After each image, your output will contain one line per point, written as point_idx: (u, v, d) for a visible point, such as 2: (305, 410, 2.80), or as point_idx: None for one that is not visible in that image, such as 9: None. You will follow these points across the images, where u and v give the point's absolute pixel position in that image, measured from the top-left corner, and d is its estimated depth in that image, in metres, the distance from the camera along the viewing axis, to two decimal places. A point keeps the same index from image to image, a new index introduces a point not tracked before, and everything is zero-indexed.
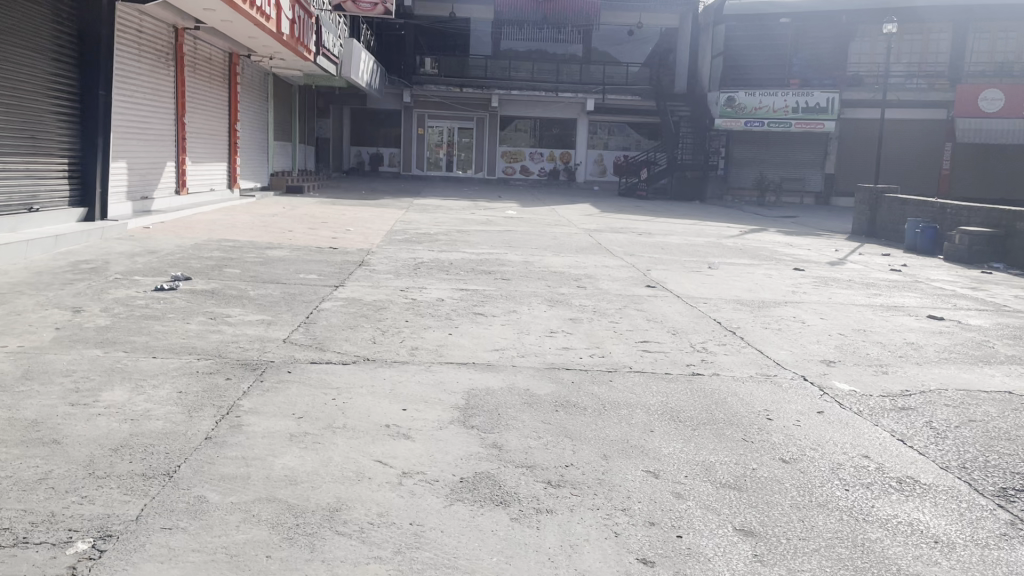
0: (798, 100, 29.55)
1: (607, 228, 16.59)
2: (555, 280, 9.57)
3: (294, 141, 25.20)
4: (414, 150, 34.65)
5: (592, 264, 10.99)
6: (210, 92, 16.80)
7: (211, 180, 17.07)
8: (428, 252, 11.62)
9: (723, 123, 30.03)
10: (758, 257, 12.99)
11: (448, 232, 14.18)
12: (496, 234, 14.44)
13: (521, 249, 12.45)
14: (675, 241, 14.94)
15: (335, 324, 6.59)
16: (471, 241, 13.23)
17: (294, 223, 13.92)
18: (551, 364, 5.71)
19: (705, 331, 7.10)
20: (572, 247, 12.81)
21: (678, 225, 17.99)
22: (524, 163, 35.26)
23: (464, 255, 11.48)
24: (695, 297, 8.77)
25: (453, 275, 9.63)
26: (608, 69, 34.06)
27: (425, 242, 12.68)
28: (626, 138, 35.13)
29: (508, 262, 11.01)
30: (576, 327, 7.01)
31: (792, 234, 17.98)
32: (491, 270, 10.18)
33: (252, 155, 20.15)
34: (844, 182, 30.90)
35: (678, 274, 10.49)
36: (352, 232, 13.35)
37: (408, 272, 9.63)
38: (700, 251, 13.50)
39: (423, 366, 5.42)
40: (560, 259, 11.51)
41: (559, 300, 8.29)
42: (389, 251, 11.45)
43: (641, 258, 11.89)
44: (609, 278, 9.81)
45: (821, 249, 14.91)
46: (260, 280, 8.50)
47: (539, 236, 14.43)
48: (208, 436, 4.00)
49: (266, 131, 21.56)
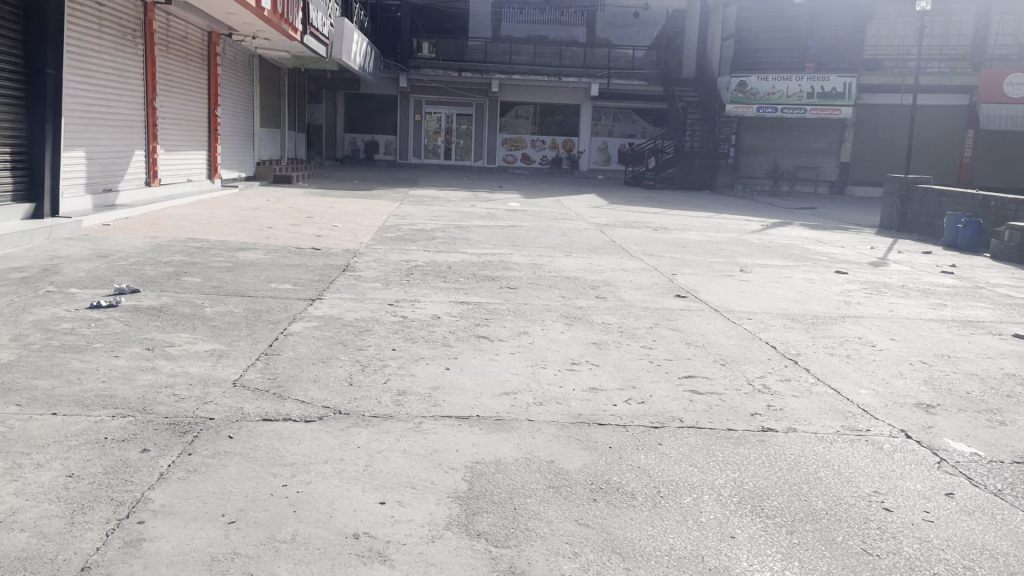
0: (813, 85, 28.09)
1: (618, 222, 15.29)
2: (568, 289, 8.26)
3: (283, 128, 23.80)
4: (411, 137, 33.25)
5: (609, 268, 9.67)
6: (187, 73, 15.42)
7: (189, 170, 15.74)
8: (422, 253, 10.31)
9: (734, 109, 28.67)
10: (790, 256, 11.67)
11: (445, 228, 12.86)
12: (498, 229, 13.13)
13: (527, 249, 11.14)
14: (693, 237, 13.63)
15: (303, 356, 5.27)
16: (471, 239, 11.92)
17: (275, 218, 12.58)
18: (579, 416, 4.38)
19: (761, 362, 5.77)
20: (582, 246, 11.51)
21: (694, 219, 16.68)
22: (526, 150, 33.86)
23: (463, 257, 10.17)
24: (735, 311, 7.45)
25: (450, 283, 8.31)
26: (614, 52, 32.50)
27: (419, 241, 11.36)
28: (631, 126, 33.74)
29: (513, 265, 9.70)
30: (603, 356, 5.67)
31: (818, 228, 16.64)
32: (494, 275, 8.89)
33: (235, 143, 18.80)
34: (860, 171, 29.56)
35: (708, 280, 9.19)
36: (340, 229, 12.03)
37: (398, 279, 8.32)
38: (725, 249, 12.19)
39: (410, 425, 4.08)
40: (571, 261, 10.22)
41: (577, 315, 6.96)
42: (379, 252, 10.14)
43: (662, 259, 10.59)
44: (630, 286, 8.51)
45: (855, 246, 13.58)
46: (223, 291, 7.18)
47: (546, 232, 13.11)
48: (86, 566, 2.69)
49: (251, 117, 20.17)
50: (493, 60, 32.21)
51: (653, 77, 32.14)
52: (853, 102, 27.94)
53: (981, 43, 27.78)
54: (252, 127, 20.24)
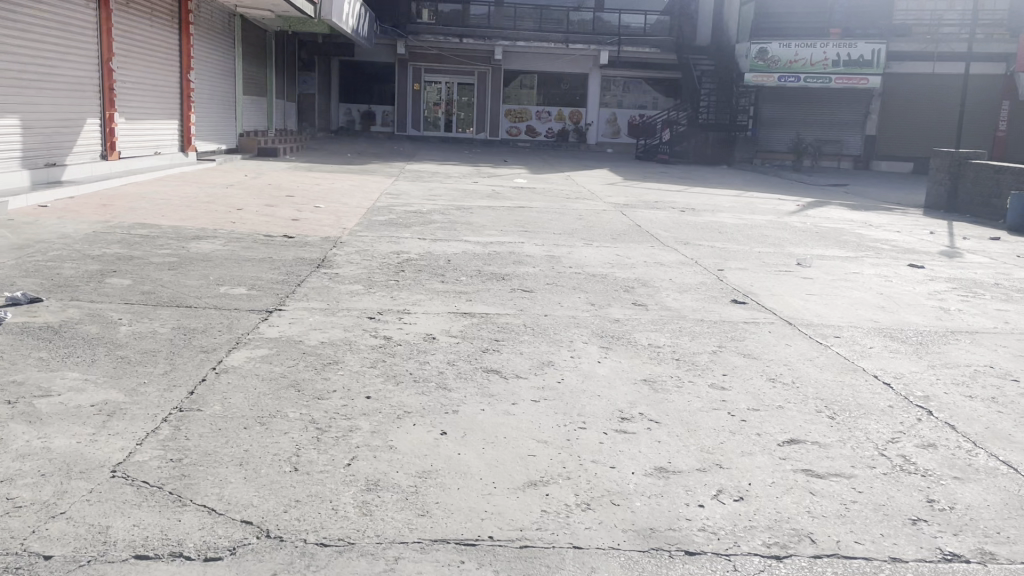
0: (839, 52, 26.17)
1: (638, 202, 13.64)
2: (597, 292, 6.62)
3: (271, 96, 22.03)
4: (409, 107, 31.42)
5: (639, 261, 8.06)
6: (153, 31, 13.69)
7: (156, 141, 14.03)
8: (417, 242, 8.68)
9: (754, 78, 26.78)
10: (847, 244, 10.05)
11: (444, 210, 11.23)
12: (504, 211, 11.49)
13: (540, 236, 9.49)
14: (726, 220, 11.96)
15: (235, 412, 3.63)
16: (475, 222, 10.30)
17: (248, 198, 10.94)
18: (652, 535, 2.75)
19: (881, 414, 4.12)
20: (604, 233, 9.87)
21: (719, 198, 15.06)
22: (531, 122, 31.99)
23: (468, 247, 8.53)
24: (813, 324, 5.82)
25: (450, 283, 6.69)
26: (624, 18, 30.56)
27: (415, 226, 9.73)
28: (642, 96, 31.89)
29: (526, 258, 8.08)
30: (664, 407, 4.03)
31: (860, 208, 15.00)
32: (504, 273, 7.27)
33: (213, 112, 17.06)
34: (887, 146, 27.68)
35: (763, 277, 7.58)
36: (321, 211, 10.39)
37: (385, 278, 6.70)
38: (769, 234, 10.56)
39: (379, 568, 2.45)
40: (593, 251, 8.62)
41: (616, 334, 5.33)
42: (366, 240, 8.51)
43: (700, 250, 8.96)
44: (673, 288, 6.88)
45: (913, 230, 11.94)
46: (156, 297, 5.56)
47: (560, 214, 11.47)
48: None
49: (232, 84, 18.43)
50: (496, 26, 30.32)
51: (666, 43, 30.23)
52: (882, 71, 26.04)
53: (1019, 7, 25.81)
54: (232, 95, 18.50)
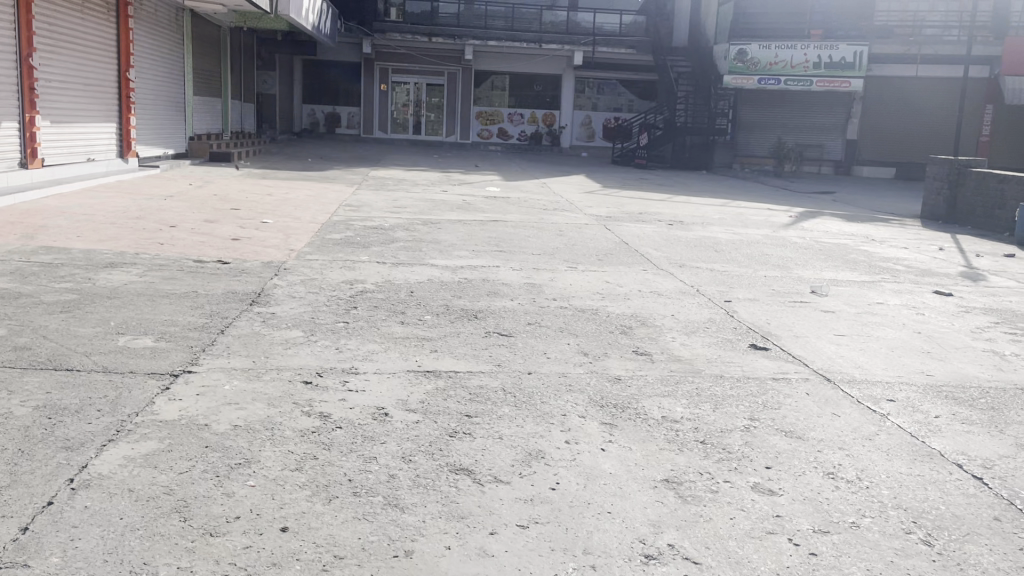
0: (820, 54, 25.29)
1: (620, 214, 12.59)
2: (588, 335, 5.49)
3: (226, 97, 20.69)
4: (376, 109, 30.15)
5: (633, 291, 6.97)
6: (85, 24, 12.37)
7: (88, 146, 12.68)
8: (376, 267, 7.51)
9: (733, 80, 25.88)
10: (857, 265, 9.05)
11: (409, 225, 10.07)
12: (476, 226, 10.35)
13: (517, 257, 8.37)
14: (719, 235, 10.93)
15: (77, 574, 2.43)
16: (444, 240, 9.16)
17: (186, 213, 9.70)
18: None
19: (994, 536, 3.02)
20: (588, 254, 8.79)
21: (705, 208, 14.11)
22: (503, 125, 30.83)
23: (436, 272, 7.38)
24: (855, 382, 4.76)
25: (413, 326, 5.54)
26: (599, 17, 29.50)
27: (375, 246, 8.56)
28: (617, 98, 30.90)
29: (501, 287, 6.95)
30: (701, 534, 2.89)
31: (854, 220, 14.09)
32: (476, 309, 6.12)
33: (157, 114, 15.72)
34: (869, 150, 26.93)
35: (778, 311, 6.53)
36: (268, 228, 9.19)
37: (333, 320, 5.53)
38: (770, 253, 9.54)
39: None
40: (578, 278, 7.52)
41: (621, 403, 4.19)
42: (315, 264, 7.33)
43: (698, 273, 7.91)
44: (678, 328, 5.78)
45: (920, 247, 10.99)
46: (29, 355, 4.35)
47: (538, 230, 10.35)
48: None
49: (180, 83, 17.10)
50: (466, 25, 29.13)
51: (643, 44, 29.26)
52: (864, 73, 25.19)
53: (1004, 9, 25.08)
54: (180, 96, 17.15)
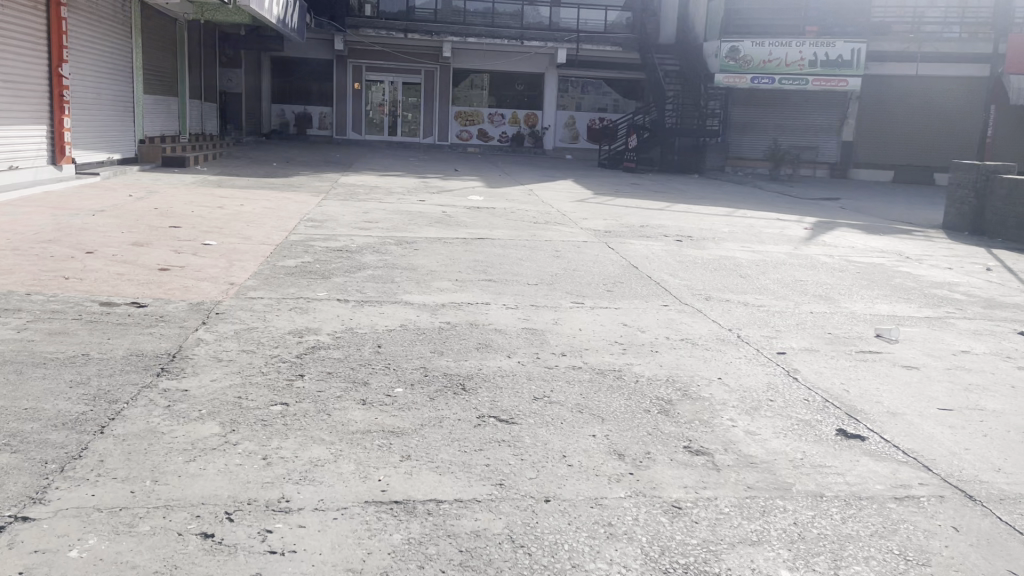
0: (817, 51, 23.99)
1: (619, 227, 11.19)
2: (619, 420, 4.01)
3: (183, 96, 19.04)
4: (349, 109, 28.53)
5: (660, 339, 5.54)
6: (6, 12, 10.76)
7: (10, 152, 11.03)
8: (335, 306, 6.02)
9: (725, 79, 24.58)
10: (912, 294, 7.67)
11: (380, 246, 8.58)
12: (459, 246, 8.89)
13: (510, 289, 6.92)
14: (736, 254, 9.56)
15: None
16: (421, 267, 7.69)
17: (113, 234, 8.14)
18: None
19: None
20: (593, 283, 7.34)
21: (709, 219, 12.77)
22: (483, 126, 29.34)
23: (411, 314, 5.90)
24: (1007, 499, 3.35)
25: (377, 407, 4.04)
26: (584, 13, 28.13)
27: (336, 276, 7.05)
28: (602, 98, 29.52)
29: (493, 335, 5.48)
30: None
31: (874, 232, 12.81)
32: (464, 373, 4.62)
33: (96, 115, 14.07)
34: (866, 152, 25.74)
35: (849, 368, 5.11)
36: (210, 252, 7.65)
37: (268, 401, 4.01)
38: (806, 278, 8.16)
39: None
40: (588, 318, 6.07)
41: (697, 566, 2.71)
42: (258, 306, 5.81)
43: (731, 312, 6.49)
44: (734, 403, 4.33)
45: (963, 266, 9.65)
46: None
47: (530, 250, 8.91)
48: None
49: (125, 81, 15.46)
50: (444, 21, 27.61)
51: (629, 41, 27.87)
52: (862, 72, 23.94)
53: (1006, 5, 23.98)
54: (126, 96, 15.51)
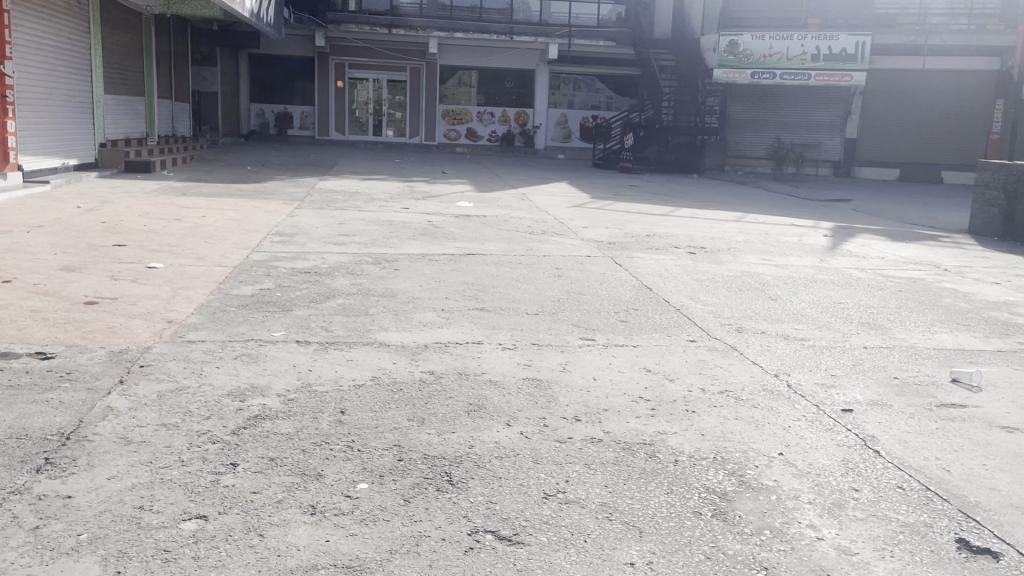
0: (819, 45, 22.97)
1: (623, 238, 10.13)
2: (663, 535, 2.92)
3: (151, 96, 17.86)
4: (332, 109, 27.36)
5: (695, 394, 4.46)
6: None
7: None
8: (294, 350, 4.92)
9: (724, 74, 23.52)
10: (973, 319, 6.64)
11: (355, 266, 7.49)
12: (446, 265, 7.81)
13: (506, 322, 5.85)
14: (758, 269, 8.52)
15: None
16: (400, 293, 6.60)
17: (42, 257, 7.02)
18: None
19: None
20: (602, 312, 6.26)
21: (718, 227, 11.74)
22: (471, 125, 28.19)
23: (387, 361, 4.80)
24: None
25: (332, 519, 2.93)
26: (575, 7, 27.05)
27: (298, 307, 5.94)
28: (595, 95, 28.47)
29: (486, 390, 4.38)
30: None
31: (900, 238, 11.78)
32: (450, 455, 3.52)
33: (45, 118, 12.89)
34: (870, 149, 24.78)
35: (940, 433, 4.04)
36: (153, 278, 6.55)
37: (181, 514, 2.91)
38: (846, 300, 7.12)
39: None
40: (603, 360, 4.99)
41: None
42: (195, 354, 4.70)
43: (770, 350, 5.42)
44: (811, 500, 3.24)
45: (1012, 280, 8.62)
46: None
47: (527, 268, 7.83)
48: None
49: (80, 81, 14.26)
50: (429, 15, 26.45)
51: (622, 36, 26.80)
52: (866, 67, 22.92)
53: None
54: (81, 97, 14.31)
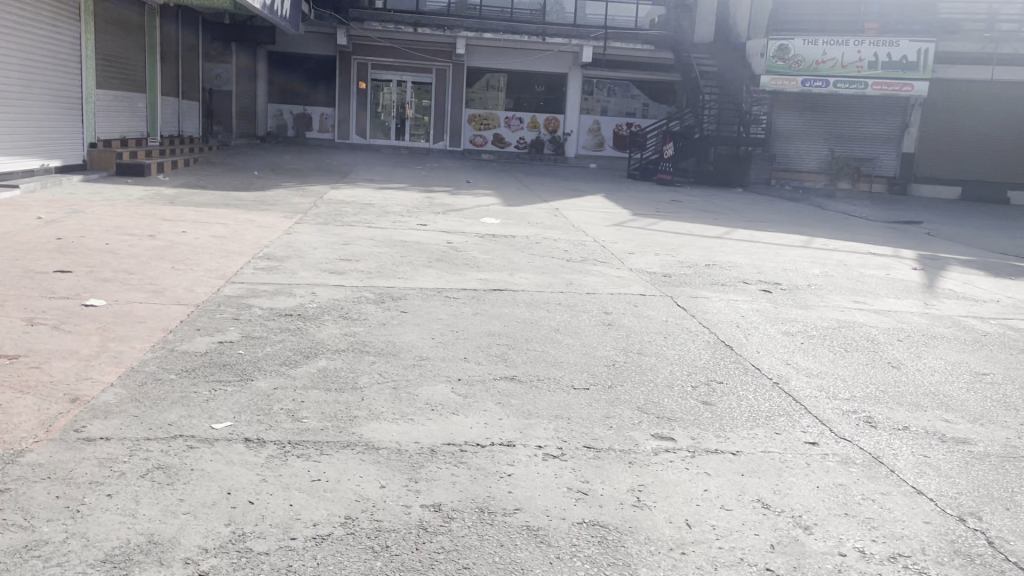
0: (877, 52, 21.10)
1: (680, 269, 8.48)
2: None
3: (154, 92, 16.48)
4: (352, 111, 25.92)
5: (859, 568, 2.79)
6: None
7: None
8: (238, 459, 3.33)
9: (772, 82, 21.69)
10: None
11: (352, 307, 5.92)
12: (466, 306, 6.21)
13: (549, 403, 4.23)
14: (855, 316, 6.84)
15: None
16: (404, 350, 5.01)
17: None
18: None
19: None
20: (675, 388, 4.59)
21: (786, 255, 10.09)
22: (499, 130, 26.63)
23: (372, 482, 3.19)
24: None
25: None
26: (612, 8, 25.43)
27: (261, 375, 4.33)
28: (630, 102, 26.81)
29: (523, 553, 2.75)
30: None
31: (1001, 273, 10.05)
32: None
33: (21, 113, 11.47)
34: (928, 165, 22.92)
35: None
36: (85, 324, 5.00)
37: None
38: (989, 371, 5.43)
39: None
40: (694, 485, 3.36)
41: None
42: (81, 473, 3.11)
43: (930, 466, 3.75)
44: None
45: None
46: None
47: (569, 312, 6.23)
48: None
49: (67, 74, 12.86)
50: (457, 14, 24.95)
51: (661, 39, 25.14)
52: (929, 75, 21.12)
53: None
54: (67, 92, 12.88)
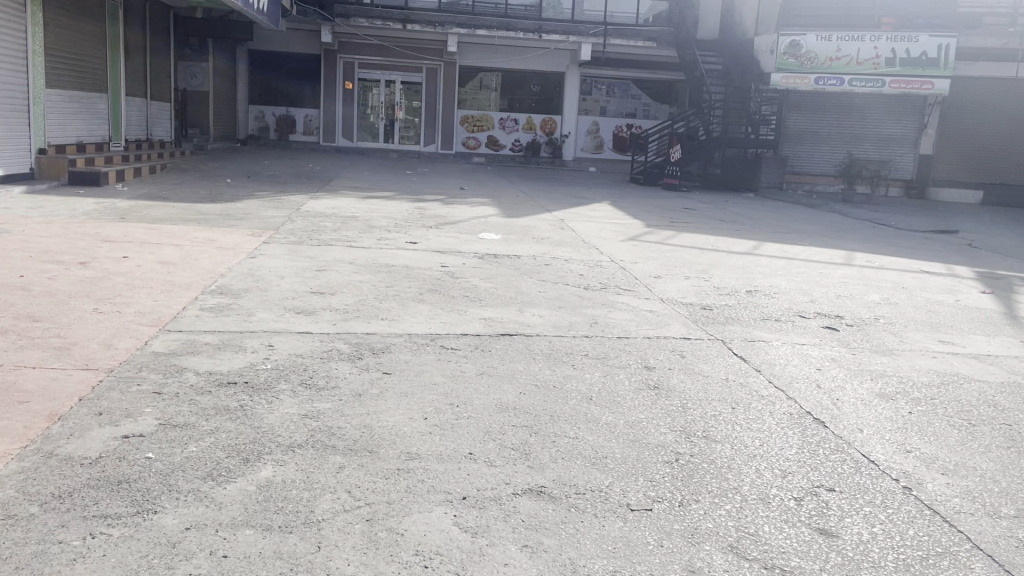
0: (894, 48, 19.74)
1: (719, 298, 7.12)
2: None
3: (117, 93, 15.01)
4: (338, 112, 24.46)
5: None
6: None
7: None
8: None
9: (784, 80, 20.29)
10: None
11: (318, 367, 4.50)
12: (469, 362, 4.79)
13: (603, 545, 2.83)
14: (953, 366, 5.48)
15: None
16: (385, 441, 3.59)
17: None
18: None
19: None
20: (774, 508, 3.20)
21: (831, 276, 8.74)
22: (493, 132, 25.23)
23: None
24: None
25: None
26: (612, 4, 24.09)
27: (170, 502, 2.92)
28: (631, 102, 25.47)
29: None
30: None
31: None
32: None
33: None
34: (949, 168, 21.62)
35: None
36: None
37: None
38: None
39: None
40: None
41: None
42: None
43: None
44: None
45: None
46: None
47: (603, 368, 4.83)
48: None
49: (10, 73, 11.40)
50: (448, 10, 23.53)
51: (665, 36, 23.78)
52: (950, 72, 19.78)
53: None
54: (10, 92, 11.42)
